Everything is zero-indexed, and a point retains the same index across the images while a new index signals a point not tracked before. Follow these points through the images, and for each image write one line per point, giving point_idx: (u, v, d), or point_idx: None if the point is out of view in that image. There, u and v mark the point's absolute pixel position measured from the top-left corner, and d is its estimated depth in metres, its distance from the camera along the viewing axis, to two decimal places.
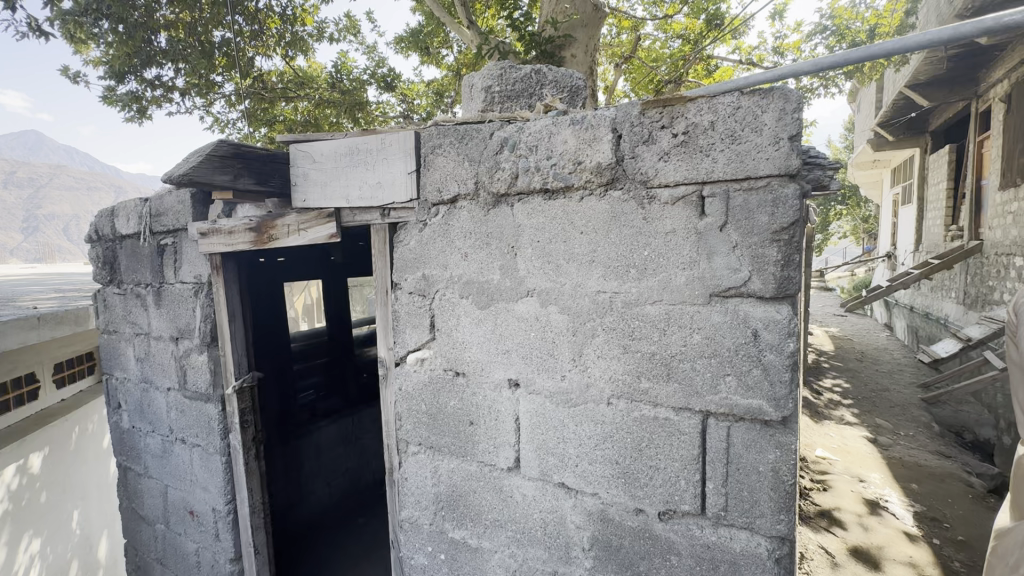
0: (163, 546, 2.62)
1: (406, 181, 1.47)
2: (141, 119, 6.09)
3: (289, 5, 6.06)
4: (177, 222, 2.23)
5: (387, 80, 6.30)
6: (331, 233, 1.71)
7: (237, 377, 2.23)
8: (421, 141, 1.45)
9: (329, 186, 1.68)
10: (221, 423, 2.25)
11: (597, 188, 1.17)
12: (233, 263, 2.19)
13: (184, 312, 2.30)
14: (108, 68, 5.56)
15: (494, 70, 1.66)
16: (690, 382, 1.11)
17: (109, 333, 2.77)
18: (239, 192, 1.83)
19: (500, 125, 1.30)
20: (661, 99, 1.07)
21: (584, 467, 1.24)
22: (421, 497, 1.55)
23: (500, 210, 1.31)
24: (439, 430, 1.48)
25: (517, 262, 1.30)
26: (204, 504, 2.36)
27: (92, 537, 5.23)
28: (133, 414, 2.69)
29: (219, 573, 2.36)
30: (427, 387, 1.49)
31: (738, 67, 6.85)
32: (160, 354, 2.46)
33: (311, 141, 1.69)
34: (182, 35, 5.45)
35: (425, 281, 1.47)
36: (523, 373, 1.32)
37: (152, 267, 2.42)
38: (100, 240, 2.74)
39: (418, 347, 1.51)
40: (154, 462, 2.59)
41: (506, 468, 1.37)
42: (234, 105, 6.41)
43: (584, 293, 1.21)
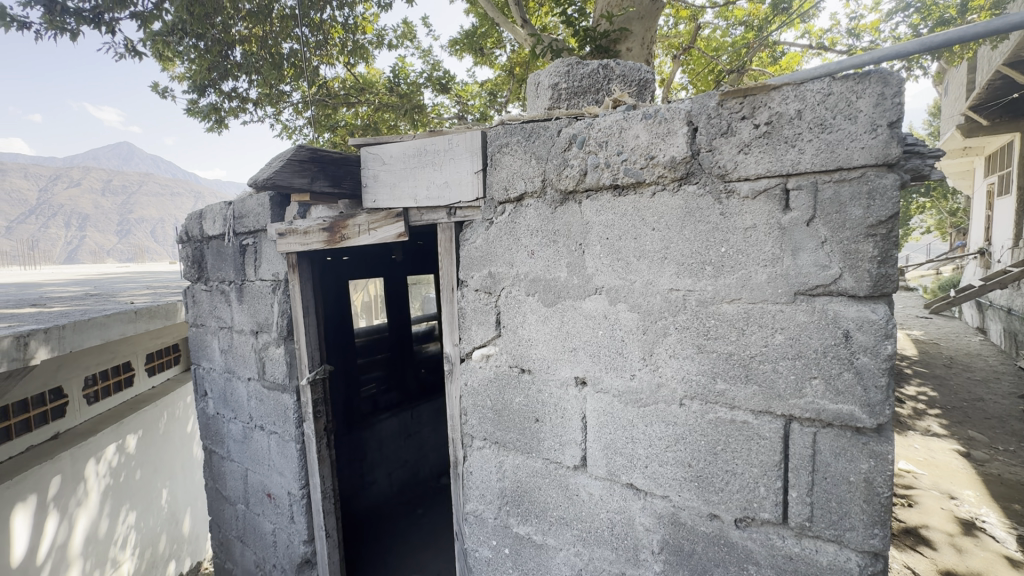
0: (244, 524, 2.82)
1: (473, 180, 1.50)
2: (218, 129, 6.58)
3: (351, 15, 6.33)
4: (257, 224, 2.39)
5: (442, 82, 6.44)
6: (399, 232, 1.77)
7: (311, 369, 2.35)
8: (488, 140, 1.47)
9: (398, 187, 1.74)
10: (296, 412, 2.39)
11: (670, 183, 1.14)
12: (307, 261, 2.32)
13: (264, 307, 2.46)
14: (191, 83, 6.04)
15: (561, 67, 1.63)
16: (771, 384, 1.06)
17: (196, 326, 3.01)
18: (315, 194, 1.94)
19: (569, 122, 1.30)
20: (741, 89, 1.02)
21: (654, 468, 1.22)
22: (486, 491, 1.57)
23: (568, 207, 1.31)
24: (504, 426, 1.50)
25: (586, 259, 1.29)
26: (280, 488, 2.52)
27: (178, 513, 5.72)
28: (217, 401, 2.91)
29: (294, 553, 2.51)
30: (492, 384, 1.52)
31: (807, 52, 6.43)
32: (242, 345, 2.64)
33: (381, 143, 1.75)
34: (255, 49, 5.83)
35: (491, 279, 1.49)
36: (591, 371, 1.31)
37: (235, 265, 2.60)
38: (190, 241, 2.98)
39: (483, 343, 1.53)
40: (236, 446, 2.79)
41: (572, 466, 1.37)
42: (301, 113, 6.78)
43: (655, 291, 1.18)
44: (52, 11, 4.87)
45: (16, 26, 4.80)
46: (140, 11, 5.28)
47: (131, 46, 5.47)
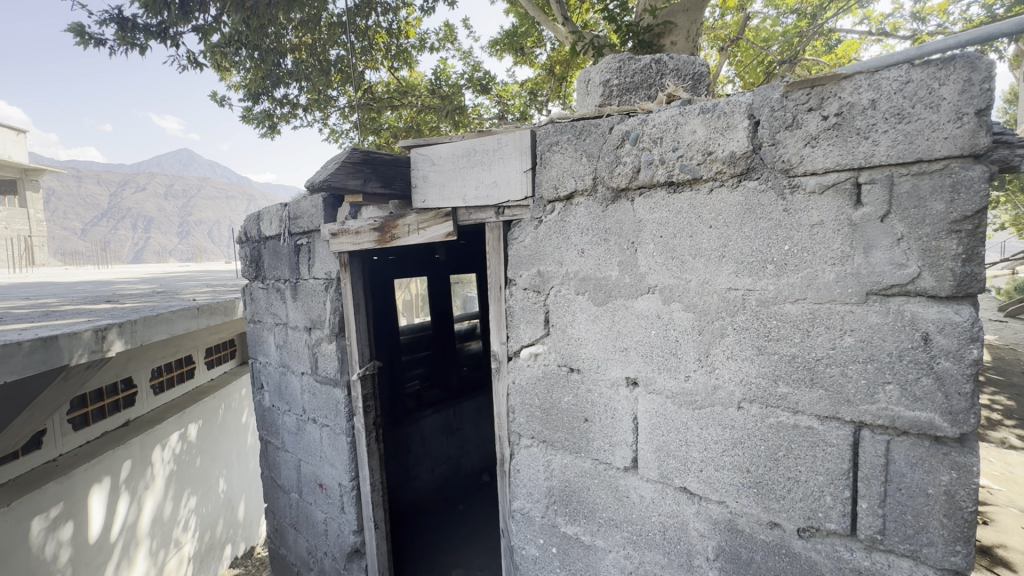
0: (297, 512, 2.94)
1: (521, 179, 1.50)
2: (271, 134, 6.89)
3: (395, 20, 6.48)
4: (311, 224, 2.48)
5: (482, 83, 6.49)
6: (448, 231, 1.79)
7: (361, 364, 2.43)
8: (537, 139, 1.47)
9: (447, 187, 1.76)
10: (347, 406, 2.47)
11: (729, 179, 1.11)
12: (358, 260, 2.39)
13: (317, 305, 2.56)
14: (246, 91, 6.36)
15: (612, 63, 1.59)
16: (839, 389, 1.01)
17: (254, 322, 3.16)
18: (367, 195, 2.00)
19: (621, 119, 1.28)
20: (809, 79, 0.98)
21: (710, 473, 1.19)
22: (533, 490, 1.58)
23: (620, 205, 1.29)
24: (553, 425, 1.50)
25: (639, 257, 1.27)
26: (332, 479, 2.61)
27: (233, 500, 6.04)
28: (273, 394, 3.05)
29: (344, 542, 2.60)
30: (540, 382, 1.52)
31: (866, 39, 6.07)
32: (296, 341, 2.75)
33: (430, 144, 1.79)
34: (305, 57, 6.07)
35: (540, 277, 1.49)
36: (643, 371, 1.29)
37: (290, 264, 2.72)
38: (248, 241, 3.14)
39: (532, 342, 1.54)
40: (290, 437, 2.92)
41: (623, 467, 1.35)
42: (347, 117, 7.00)
43: (712, 291, 1.15)
44: (124, 28, 5.24)
45: (94, 44, 5.19)
46: (201, 25, 5.60)
47: (193, 58, 5.82)
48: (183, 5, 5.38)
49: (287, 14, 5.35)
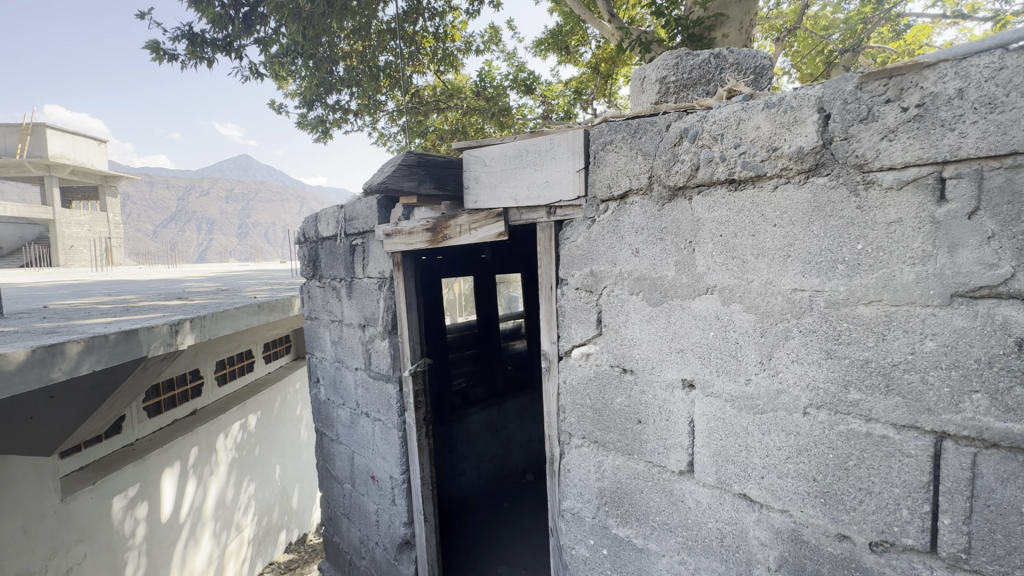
0: (350, 502, 3.06)
1: (574, 179, 1.50)
2: (324, 139, 7.19)
3: (441, 24, 6.60)
4: (366, 225, 2.58)
5: (527, 83, 6.51)
6: (499, 231, 1.81)
7: (412, 361, 2.49)
8: (591, 138, 1.46)
9: (498, 188, 1.78)
10: (399, 402, 2.55)
11: (796, 176, 1.07)
12: (410, 259, 2.46)
13: (371, 303, 2.65)
14: (302, 98, 6.66)
15: (668, 60, 1.50)
16: (918, 397, 0.95)
17: (311, 319, 3.31)
18: (421, 197, 2.05)
19: (679, 116, 1.26)
20: (887, 69, 0.93)
21: (772, 480, 1.15)
22: (584, 490, 1.57)
23: (677, 204, 1.27)
24: (605, 426, 1.49)
25: (696, 257, 1.24)
26: (384, 471, 2.70)
27: (288, 488, 6.34)
28: (328, 387, 3.19)
29: (395, 533, 2.68)
30: (592, 383, 1.51)
31: (940, 23, 5.64)
32: (350, 337, 2.86)
33: (482, 146, 1.81)
34: (356, 63, 6.30)
35: (593, 277, 1.48)
36: (701, 373, 1.26)
37: (345, 264, 2.83)
38: (306, 242, 3.29)
39: (583, 342, 1.53)
40: (344, 430, 3.04)
41: (677, 471, 1.32)
42: (395, 120, 7.21)
43: (776, 292, 1.11)
44: (193, 43, 5.61)
45: (167, 59, 5.59)
46: (262, 37, 5.91)
47: (254, 69, 6.15)
48: (246, 19, 5.70)
49: (340, 24, 5.57)
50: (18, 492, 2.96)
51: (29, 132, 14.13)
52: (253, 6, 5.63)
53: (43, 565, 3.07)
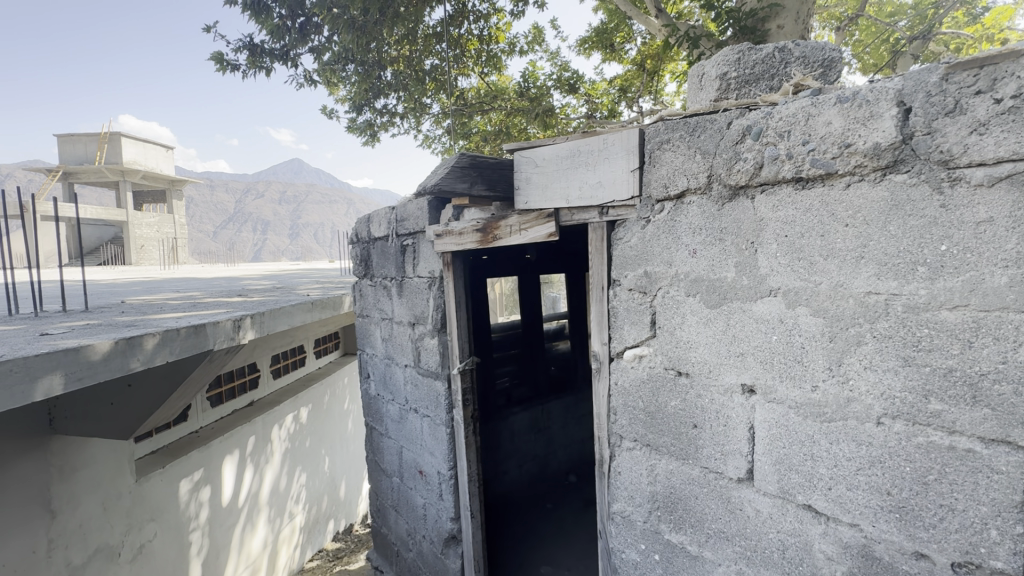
0: (398, 495, 3.15)
1: (628, 178, 1.48)
2: (372, 142, 7.42)
3: (486, 27, 6.67)
4: (417, 226, 2.65)
5: (570, 83, 6.48)
6: (550, 231, 1.82)
7: (461, 360, 2.54)
8: (646, 137, 1.44)
9: (550, 188, 1.78)
10: (447, 399, 2.60)
11: (871, 173, 1.02)
12: (459, 259, 2.50)
13: (420, 301, 2.72)
14: (351, 103, 6.90)
15: (729, 55, 1.44)
16: (1010, 409, 0.89)
17: (362, 317, 3.43)
18: (472, 198, 2.09)
19: (741, 113, 1.23)
20: (978, 59, 0.88)
21: (841, 492, 1.10)
22: (635, 493, 1.55)
23: (738, 203, 1.23)
24: (658, 429, 1.47)
25: (759, 258, 1.20)
26: (431, 467, 2.76)
27: (336, 479, 6.58)
28: (378, 383, 3.29)
29: (442, 528, 2.73)
30: (645, 385, 1.49)
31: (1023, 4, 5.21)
32: (400, 335, 2.95)
33: (534, 146, 1.81)
34: (403, 68, 6.46)
35: (647, 278, 1.46)
36: (763, 378, 1.22)
37: (396, 263, 2.91)
38: (358, 242, 3.41)
39: (636, 343, 1.51)
40: (393, 425, 3.13)
41: (736, 478, 1.29)
42: (440, 123, 7.34)
43: (847, 295, 1.06)
44: (254, 53, 5.92)
45: (230, 69, 5.94)
46: (316, 45, 6.17)
47: (308, 76, 6.43)
48: (302, 29, 5.96)
49: (389, 30, 5.74)
50: (99, 471, 3.21)
51: (106, 140, 15.32)
52: (308, 16, 5.88)
53: (120, 540, 3.33)
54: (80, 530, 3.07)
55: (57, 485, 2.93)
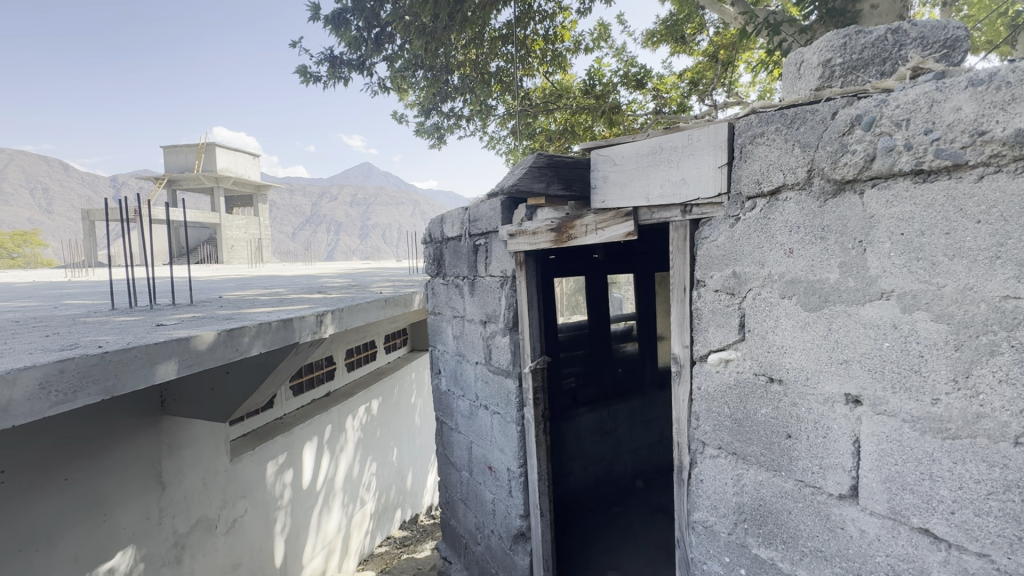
0: (467, 489, 3.22)
1: (715, 175, 1.42)
2: (439, 145, 7.64)
3: (551, 26, 6.66)
4: (489, 226, 2.69)
5: (638, 78, 6.32)
6: (628, 231, 1.78)
7: (532, 359, 2.55)
8: (737, 131, 1.37)
9: (629, 187, 1.74)
10: (518, 397, 2.62)
11: (1010, 163, 0.94)
12: (532, 258, 2.51)
13: (492, 300, 2.77)
14: (420, 108, 7.14)
15: (834, 40, 1.35)
16: None
17: (434, 314, 3.54)
18: (548, 197, 2.09)
19: (848, 102, 1.15)
20: None
21: (966, 517, 1.02)
22: (718, 503, 1.49)
23: (844, 199, 1.16)
24: (746, 438, 1.40)
25: (868, 258, 1.12)
26: (501, 463, 2.80)
27: (403, 470, 6.85)
28: (448, 379, 3.38)
29: (510, 524, 2.77)
30: (732, 391, 1.43)
31: None
32: (472, 333, 3.01)
33: (613, 144, 1.78)
34: (470, 71, 6.58)
35: (736, 279, 1.39)
36: (871, 388, 1.14)
37: (469, 262, 2.98)
38: (431, 242, 3.51)
39: (722, 347, 1.44)
40: (463, 420, 3.20)
41: (837, 495, 1.21)
42: (504, 124, 7.42)
43: (977, 299, 0.98)
44: (333, 65, 6.29)
45: (312, 80, 6.35)
46: (389, 54, 6.45)
47: (381, 84, 6.74)
48: (377, 39, 6.26)
49: (458, 36, 5.88)
50: (201, 451, 3.55)
51: (203, 150, 16.90)
52: (382, 26, 6.16)
53: (217, 513, 3.66)
54: (185, 502, 3.41)
55: (166, 460, 3.27)
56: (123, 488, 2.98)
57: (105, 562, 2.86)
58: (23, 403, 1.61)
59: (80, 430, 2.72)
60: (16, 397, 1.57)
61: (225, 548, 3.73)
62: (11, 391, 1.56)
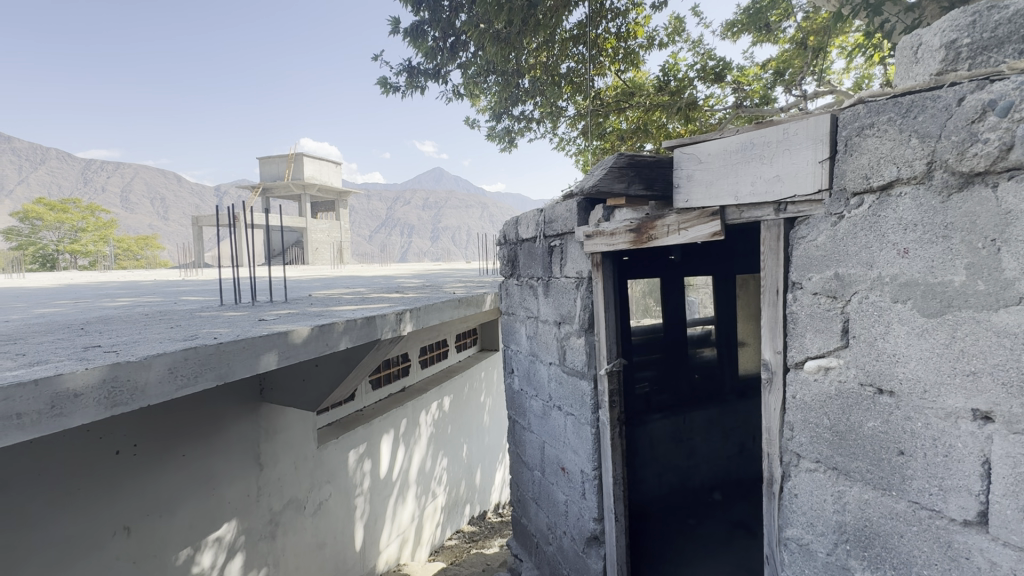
0: (539, 489, 3.24)
1: (815, 171, 1.33)
2: (510, 148, 7.74)
3: (624, 23, 6.53)
4: (565, 227, 2.70)
5: (716, 71, 6.03)
6: (714, 230, 1.71)
7: (608, 361, 2.52)
8: (841, 123, 1.28)
9: (716, 185, 1.68)
10: (593, 398, 2.60)
11: None
12: (609, 259, 2.48)
13: (567, 301, 2.77)
14: (492, 112, 7.28)
15: (960, 20, 1.22)
16: None
17: (508, 314, 3.60)
18: (629, 197, 2.06)
19: (978, 86, 1.04)
20: None
21: None
22: (816, 521, 1.40)
23: (971, 194, 1.06)
24: (850, 452, 1.30)
25: (1003, 259, 1.01)
26: (574, 465, 2.80)
27: (472, 467, 7.01)
28: (522, 378, 3.42)
29: (584, 527, 2.75)
30: (833, 401, 1.33)
31: None
32: (545, 334, 3.03)
33: (698, 142, 1.72)
34: (541, 74, 6.61)
35: (838, 281, 1.30)
36: (1005, 405, 1.02)
37: (543, 264, 3.00)
38: (505, 243, 3.57)
39: (821, 354, 1.36)
40: (536, 420, 3.23)
41: (961, 521, 1.10)
42: (574, 125, 7.38)
43: None
44: (411, 75, 6.60)
45: (392, 91, 6.69)
46: (464, 61, 6.65)
47: (454, 90, 6.95)
48: (452, 48, 6.47)
49: (530, 39, 5.94)
50: (294, 437, 3.85)
51: (294, 160, 18.35)
52: (457, 35, 6.37)
53: (306, 495, 3.96)
54: (280, 482, 3.73)
55: (264, 443, 3.59)
56: (228, 467, 3.30)
57: (214, 531, 3.20)
58: (157, 385, 1.83)
59: (194, 413, 3.05)
60: (151, 378, 1.80)
61: (312, 528, 4.03)
62: (147, 373, 1.78)
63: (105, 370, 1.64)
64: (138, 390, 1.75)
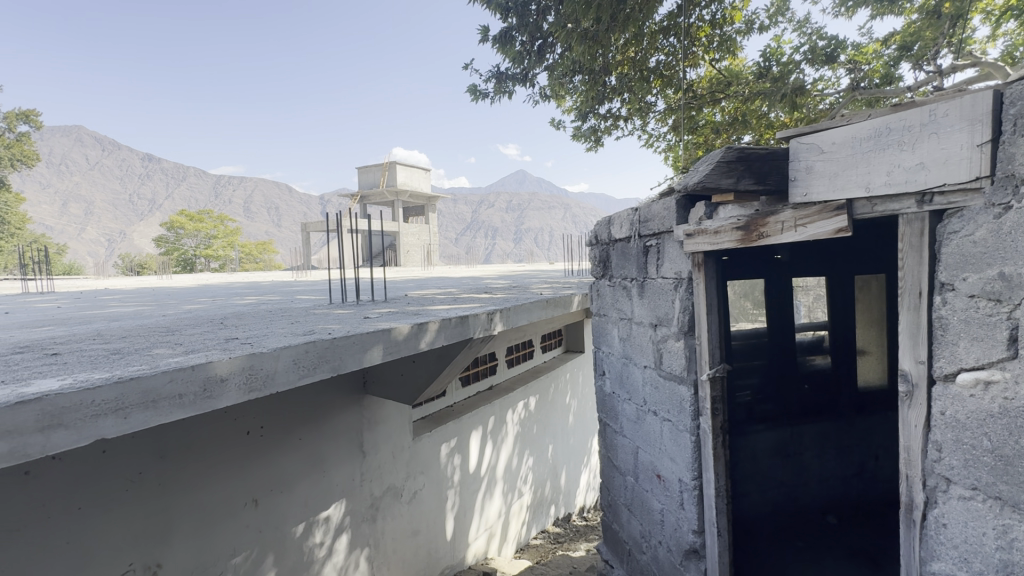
0: (632, 495, 3.16)
1: (972, 156, 1.17)
2: (596, 147, 7.63)
3: (720, 9, 6.15)
4: (662, 226, 2.61)
5: (828, 50, 5.49)
6: (838, 227, 1.55)
7: (711, 366, 2.40)
8: (1007, 100, 1.12)
9: (841, 177, 1.52)
10: (693, 405, 2.49)
11: None
12: (711, 259, 2.35)
13: (664, 303, 2.68)
14: (579, 111, 7.22)
15: None
16: None
17: (598, 316, 3.55)
18: (737, 192, 1.94)
19: None
20: None
21: None
22: (972, 557, 1.23)
23: None
24: (1020, 481, 1.12)
25: None
26: (671, 473, 2.69)
27: (557, 468, 7.02)
28: (613, 381, 3.36)
29: (682, 538, 2.63)
30: (996, 419, 1.16)
31: None
32: (639, 336, 2.96)
33: (819, 130, 1.57)
34: (628, 70, 6.47)
35: (1004, 283, 1.13)
36: None
37: (638, 263, 2.93)
38: (597, 243, 3.53)
39: (978, 365, 1.19)
40: (629, 424, 3.15)
41: None
42: (664, 120, 7.12)
43: None
44: (500, 80, 6.75)
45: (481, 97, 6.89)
46: (550, 63, 6.66)
47: (540, 92, 6.99)
48: (539, 50, 6.51)
49: (618, 36, 5.79)
50: (393, 428, 4.11)
51: (388, 168, 19.59)
52: (545, 37, 6.41)
53: (402, 483, 4.21)
54: (381, 470, 3.99)
55: (367, 433, 3.87)
56: (337, 452, 3.60)
57: (325, 510, 3.50)
58: (284, 374, 2.04)
59: (308, 402, 3.36)
60: (279, 368, 2.01)
61: (409, 515, 4.27)
62: (276, 364, 2.00)
63: (244, 360, 1.87)
64: (269, 378, 1.97)
